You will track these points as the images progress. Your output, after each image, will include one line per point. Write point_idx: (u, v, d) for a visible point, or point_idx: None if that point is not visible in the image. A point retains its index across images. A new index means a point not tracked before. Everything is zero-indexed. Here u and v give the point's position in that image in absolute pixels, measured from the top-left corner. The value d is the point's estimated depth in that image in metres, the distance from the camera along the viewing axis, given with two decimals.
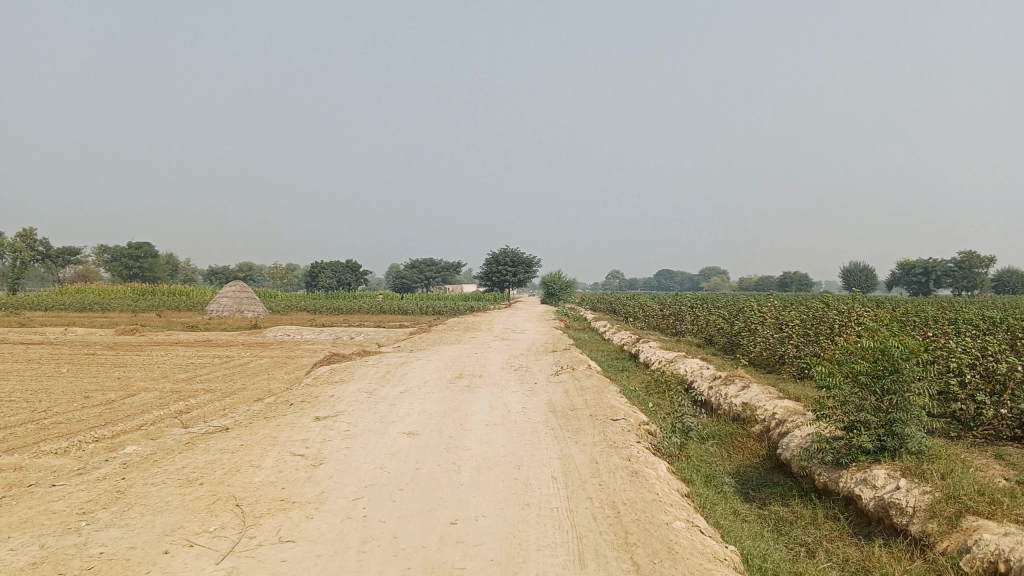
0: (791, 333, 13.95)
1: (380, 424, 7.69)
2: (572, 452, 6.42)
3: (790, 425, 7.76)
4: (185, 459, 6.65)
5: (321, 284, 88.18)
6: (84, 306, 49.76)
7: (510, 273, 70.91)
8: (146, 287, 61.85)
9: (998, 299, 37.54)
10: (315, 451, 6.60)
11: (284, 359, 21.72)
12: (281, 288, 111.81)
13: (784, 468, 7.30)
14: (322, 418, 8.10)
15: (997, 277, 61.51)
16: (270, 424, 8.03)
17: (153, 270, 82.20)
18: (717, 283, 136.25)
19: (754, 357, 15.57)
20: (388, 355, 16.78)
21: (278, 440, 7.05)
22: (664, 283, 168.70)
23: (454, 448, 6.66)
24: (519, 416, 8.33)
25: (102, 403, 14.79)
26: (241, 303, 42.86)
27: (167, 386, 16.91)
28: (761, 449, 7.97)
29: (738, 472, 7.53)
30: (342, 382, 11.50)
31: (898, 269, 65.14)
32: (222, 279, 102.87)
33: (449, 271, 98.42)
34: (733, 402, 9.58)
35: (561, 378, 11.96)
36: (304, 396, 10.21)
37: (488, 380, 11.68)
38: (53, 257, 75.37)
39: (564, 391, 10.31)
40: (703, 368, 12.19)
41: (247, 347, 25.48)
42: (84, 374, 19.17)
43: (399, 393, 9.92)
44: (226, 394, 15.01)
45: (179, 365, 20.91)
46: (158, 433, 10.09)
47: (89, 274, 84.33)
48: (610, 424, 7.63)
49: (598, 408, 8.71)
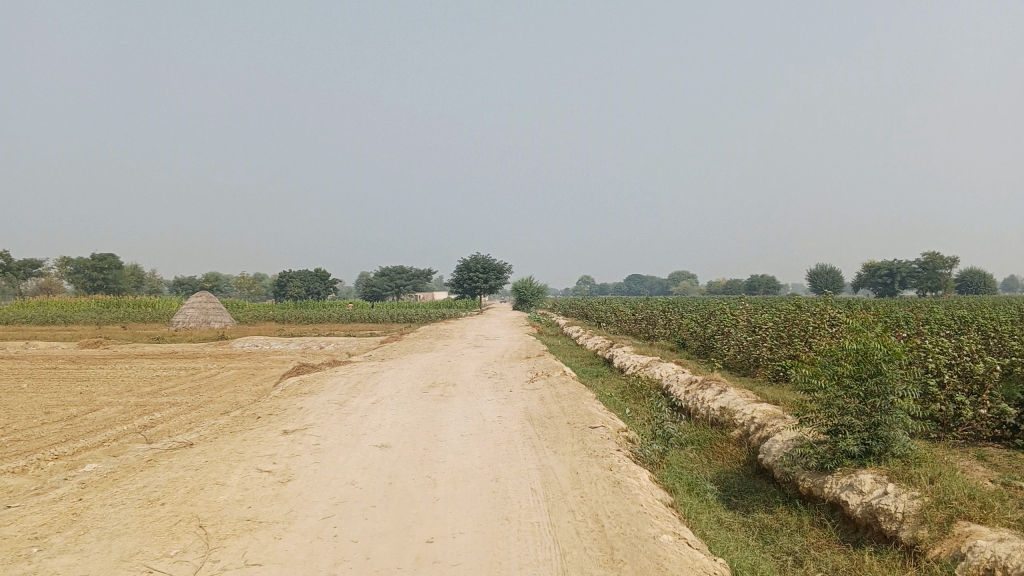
0: (765, 335, 13.90)
1: (351, 437, 7.44)
2: (552, 462, 6.22)
3: (770, 430, 7.63)
4: (146, 477, 6.35)
5: (290, 293, 87.36)
6: (46, 319, 48.74)
7: (481, 279, 70.68)
8: (110, 299, 60.79)
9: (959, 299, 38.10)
10: (283, 467, 6.34)
11: (252, 370, 21.30)
12: (249, 297, 110.68)
13: (766, 474, 7.16)
14: (291, 431, 7.83)
15: (960, 277, 62.52)
16: (236, 438, 7.73)
17: (118, 282, 80.87)
18: (686, 287, 137.17)
19: (728, 361, 15.52)
20: (359, 365, 16.49)
21: (244, 456, 6.77)
22: (633, 287, 169.54)
23: (429, 460, 6.43)
24: (495, 425, 8.13)
25: (63, 419, 14.34)
26: (208, 314, 42.19)
27: (131, 400, 16.48)
28: (742, 454, 7.83)
29: (719, 478, 7.37)
30: (311, 393, 11.20)
31: (864, 271, 65.94)
32: (189, 290, 101.59)
33: (419, 279, 98.05)
34: (711, 407, 9.44)
35: (536, 385, 11.76)
36: (273, 409, 9.92)
37: (462, 389, 11.45)
38: (14, 270, 73.87)
39: (539, 399, 10.12)
40: (679, 372, 12.07)
41: (214, 359, 25.00)
42: (45, 388, 18.63)
43: (371, 404, 9.66)
44: (192, 407, 14.63)
45: (144, 378, 20.42)
46: (119, 450, 9.73)
47: (51, 287, 82.81)
48: (588, 431, 7.45)
49: (575, 415, 8.53)
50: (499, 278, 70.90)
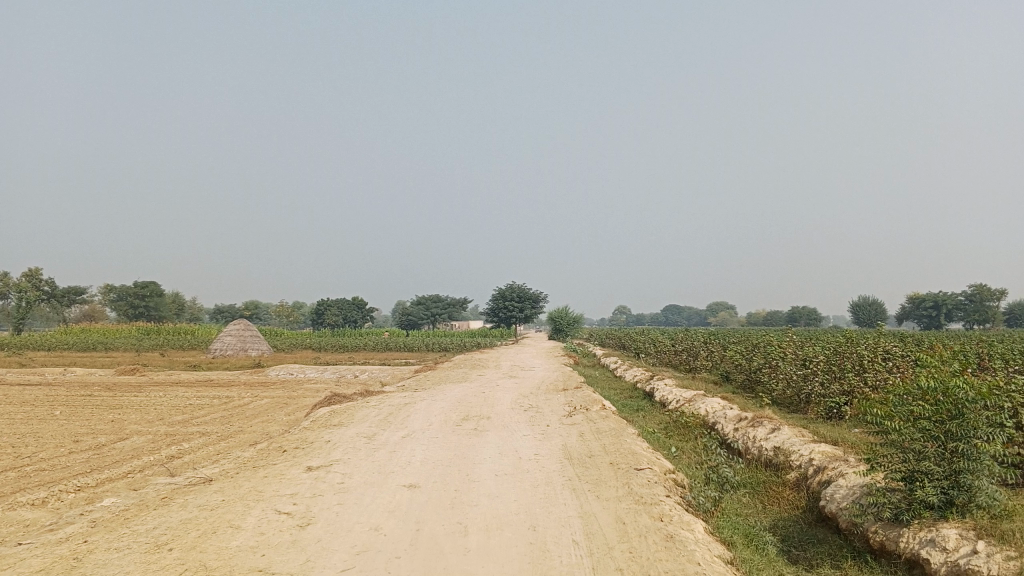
0: (816, 370, 13.18)
1: (378, 475, 6.96)
2: (594, 509, 5.67)
3: (833, 474, 7.02)
4: (158, 518, 5.92)
5: (327, 322, 87.66)
6: (88, 346, 49.20)
7: (517, 309, 70.22)
8: (151, 326, 61.98)
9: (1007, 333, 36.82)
10: (303, 508, 5.88)
11: (285, 399, 20.95)
12: (287, 325, 111.59)
13: (829, 523, 6.54)
14: (315, 467, 7.36)
15: (1010, 310, 60.67)
16: (258, 474, 7.29)
17: (158, 310, 81.76)
18: (724, 318, 135.64)
19: (776, 397, 14.77)
20: (393, 395, 16.03)
21: (263, 495, 6.32)
22: (671, 318, 167.90)
23: (460, 503, 5.94)
24: (532, 464, 7.60)
25: (91, 448, 14.04)
26: (245, 342, 42.21)
27: (161, 429, 16.20)
28: (800, 500, 7.22)
29: (777, 527, 6.77)
30: (340, 425, 10.75)
31: (908, 303, 64.33)
32: (227, 317, 102.78)
33: (455, 308, 98.08)
34: (764, 446, 8.84)
35: (575, 419, 11.19)
36: (299, 442, 9.48)
37: (497, 423, 10.93)
38: (59, 298, 74.95)
39: (578, 435, 9.55)
40: (726, 408, 11.44)
41: (247, 388, 24.75)
42: (76, 416, 18.42)
43: (400, 439, 9.18)
44: (221, 437, 14.25)
45: (177, 406, 20.15)
46: (141, 483, 9.33)
47: (94, 313, 84.14)
48: (634, 474, 6.88)
49: (618, 455, 7.96)
50: (534, 308, 70.35)
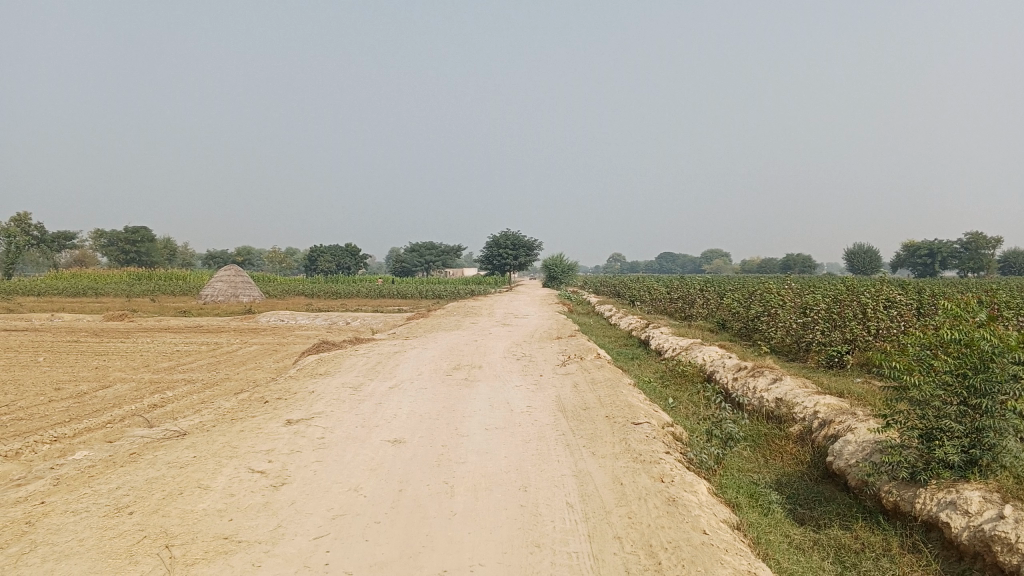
0: (816, 319, 12.79)
1: (361, 430, 6.57)
2: (590, 467, 5.29)
3: (841, 428, 6.68)
4: (123, 477, 5.52)
5: (320, 268, 87.24)
6: (79, 291, 48.75)
7: (511, 256, 69.76)
8: (143, 271, 61.47)
9: (995, 281, 36.80)
10: (279, 467, 5.49)
11: (274, 346, 20.57)
12: (280, 271, 111.17)
13: (836, 480, 6.22)
14: (295, 421, 6.96)
15: (1004, 258, 60.47)
16: (233, 428, 6.89)
17: (151, 255, 81.10)
18: (718, 266, 135.50)
19: (774, 345, 14.40)
20: (382, 343, 15.66)
21: (237, 452, 5.91)
22: (665, 266, 167.76)
23: (446, 461, 5.55)
24: (524, 417, 7.22)
25: (72, 396, 13.67)
26: (237, 288, 41.73)
27: (146, 376, 15.83)
28: (805, 455, 6.90)
29: (780, 484, 6.45)
30: (327, 374, 10.34)
31: (903, 251, 64.07)
32: (220, 263, 102.34)
33: (449, 255, 97.77)
34: (765, 398, 8.52)
35: (569, 369, 10.84)
36: (282, 392, 9.09)
37: (489, 372, 10.56)
38: (49, 243, 73.99)
39: (573, 386, 9.17)
40: (725, 357, 11.10)
41: (237, 334, 24.36)
42: (60, 363, 18.00)
43: (387, 390, 8.80)
44: (207, 385, 13.88)
45: (163, 353, 19.76)
46: (117, 435, 8.94)
47: (85, 258, 83.33)
48: (632, 428, 6.49)
49: (614, 407, 7.57)
50: (529, 254, 69.83)
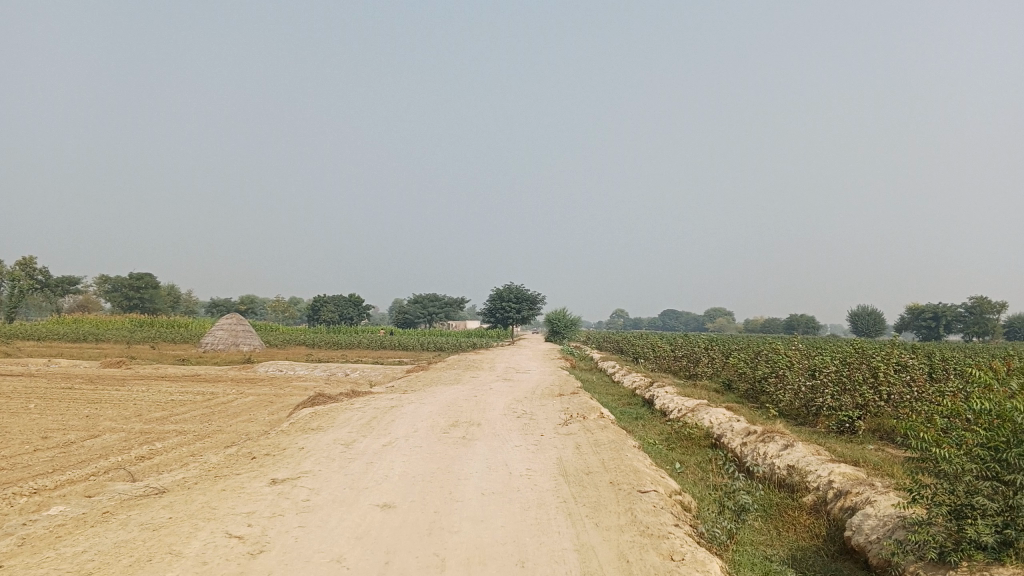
0: (826, 382, 12.39)
1: (349, 492, 6.19)
2: (593, 541, 4.92)
3: (860, 500, 6.29)
4: (92, 539, 5.14)
5: (323, 318, 87.04)
6: (78, 336, 48.35)
7: (514, 310, 69.42)
8: (144, 318, 61.22)
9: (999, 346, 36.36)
10: (258, 532, 5.11)
11: (270, 397, 20.14)
12: (282, 320, 110.86)
13: (855, 557, 5.82)
14: (280, 481, 6.58)
15: (1009, 322, 60.00)
16: (214, 486, 6.51)
17: (154, 302, 80.90)
18: (722, 325, 135.09)
19: (782, 408, 13.98)
20: (379, 397, 15.26)
21: (215, 514, 5.53)
22: (668, 323, 167.24)
23: (438, 530, 5.17)
24: (523, 481, 6.84)
25: (58, 446, 13.24)
26: (237, 337, 41.37)
27: (136, 426, 15.42)
28: (820, 528, 6.51)
29: (796, 559, 6.05)
30: (319, 429, 9.96)
31: (907, 314, 63.67)
32: (222, 311, 102.14)
33: (452, 308, 97.58)
34: (776, 465, 8.13)
35: (571, 429, 10.45)
36: (271, 447, 8.71)
37: (488, 431, 10.18)
38: (52, 288, 73.85)
39: (575, 447, 8.78)
40: (732, 420, 10.71)
41: (233, 384, 23.94)
42: (51, 411, 17.57)
43: (380, 448, 8.41)
44: (198, 437, 13.45)
45: (157, 402, 19.34)
46: (96, 489, 8.54)
47: (88, 304, 83.23)
48: (638, 497, 6.11)
49: (618, 472, 7.20)
50: (532, 309, 69.47)
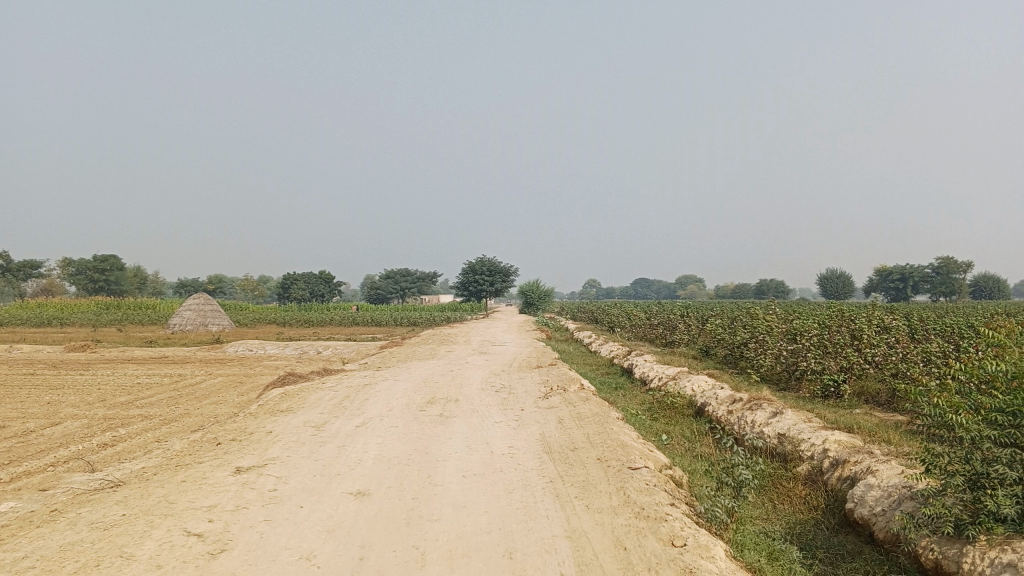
0: (808, 346, 12.12)
1: (320, 480, 5.76)
2: (585, 526, 4.54)
3: (859, 470, 5.99)
4: (36, 542, 4.67)
5: (293, 296, 85.97)
6: (41, 321, 47.11)
7: (487, 282, 68.96)
8: (109, 300, 59.91)
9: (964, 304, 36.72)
10: (220, 528, 4.67)
11: (240, 378, 19.55)
12: (252, 298, 109.57)
13: (858, 531, 5.52)
14: (245, 469, 6.14)
15: (975, 282, 60.70)
16: (174, 477, 6.06)
17: (119, 284, 79.30)
18: (693, 291, 136.08)
19: (762, 373, 13.73)
20: (352, 374, 14.80)
21: (173, 509, 5.08)
22: (640, 292, 167.90)
23: (418, 519, 4.77)
24: (505, 461, 6.45)
25: (16, 435, 12.64)
26: (205, 317, 40.56)
27: (99, 412, 14.82)
28: (818, 500, 6.20)
29: (795, 533, 5.74)
30: (289, 411, 9.49)
31: (876, 276, 64.17)
32: (190, 291, 100.63)
33: (425, 283, 97.04)
34: (767, 433, 7.83)
35: (551, 402, 10.08)
36: (237, 432, 8.24)
37: (465, 407, 9.79)
38: (14, 272, 71.97)
39: (557, 422, 8.40)
40: (716, 387, 10.40)
41: (201, 365, 23.33)
42: (9, 398, 16.88)
43: (353, 429, 7.97)
44: (164, 422, 12.92)
45: (122, 386, 18.71)
46: (52, 482, 8.03)
47: (52, 288, 81.56)
48: (629, 475, 5.75)
49: (605, 448, 6.84)
50: (504, 281, 69.05)
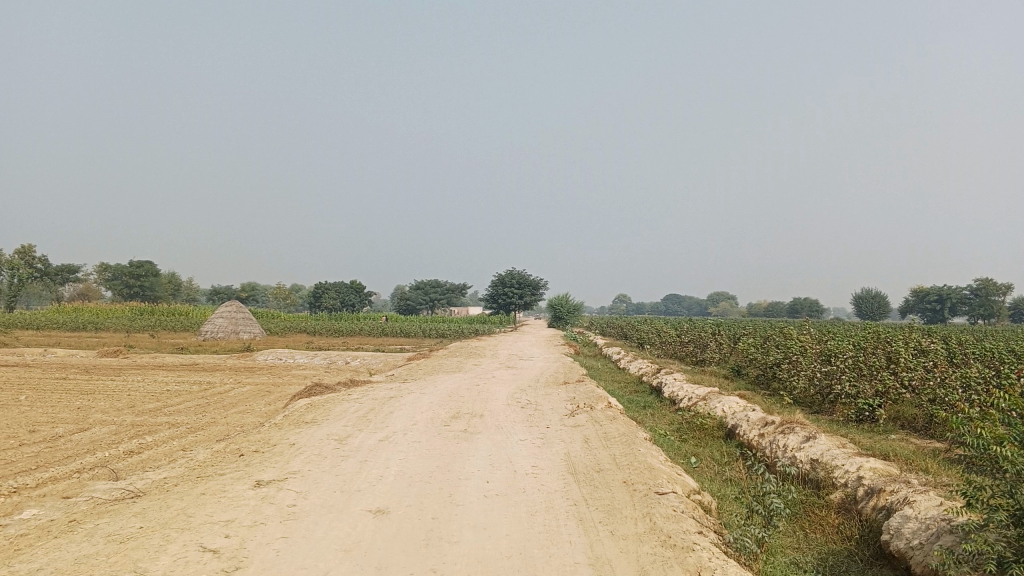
0: (843, 368, 11.84)
1: (340, 496, 5.67)
2: (609, 553, 4.40)
3: (896, 500, 5.77)
4: (52, 553, 4.63)
5: (324, 305, 86.49)
6: (77, 326, 47.79)
7: (517, 295, 68.83)
8: (144, 306, 60.69)
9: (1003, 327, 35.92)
10: (236, 545, 4.59)
11: (268, 387, 19.59)
12: (283, 307, 110.48)
13: (894, 564, 5.31)
14: (265, 483, 6.07)
15: (1015, 305, 59.41)
16: (194, 489, 6.00)
17: (154, 290, 80.33)
18: (724, 309, 134.87)
19: (795, 395, 13.44)
20: (378, 386, 14.74)
21: (190, 523, 5.02)
22: (671, 308, 166.79)
23: (437, 540, 4.65)
24: (529, 481, 6.32)
25: (46, 440, 12.73)
26: (237, 324, 40.88)
27: (128, 418, 14.90)
28: (852, 530, 5.99)
29: (827, 565, 5.54)
30: (313, 423, 9.43)
31: (912, 297, 63.07)
32: (223, 299, 101.68)
33: (455, 295, 97.17)
34: (799, 459, 7.60)
35: (578, 420, 9.93)
36: (261, 443, 8.19)
37: (491, 423, 9.67)
38: (52, 276, 73.21)
39: (583, 441, 8.25)
40: (747, 409, 10.17)
41: (231, 373, 23.46)
42: (41, 402, 17.05)
43: (376, 444, 7.88)
44: (191, 430, 12.94)
45: (152, 392, 18.84)
46: (76, 489, 8.03)
47: (89, 293, 82.83)
48: (656, 500, 5.59)
49: (631, 470, 6.67)
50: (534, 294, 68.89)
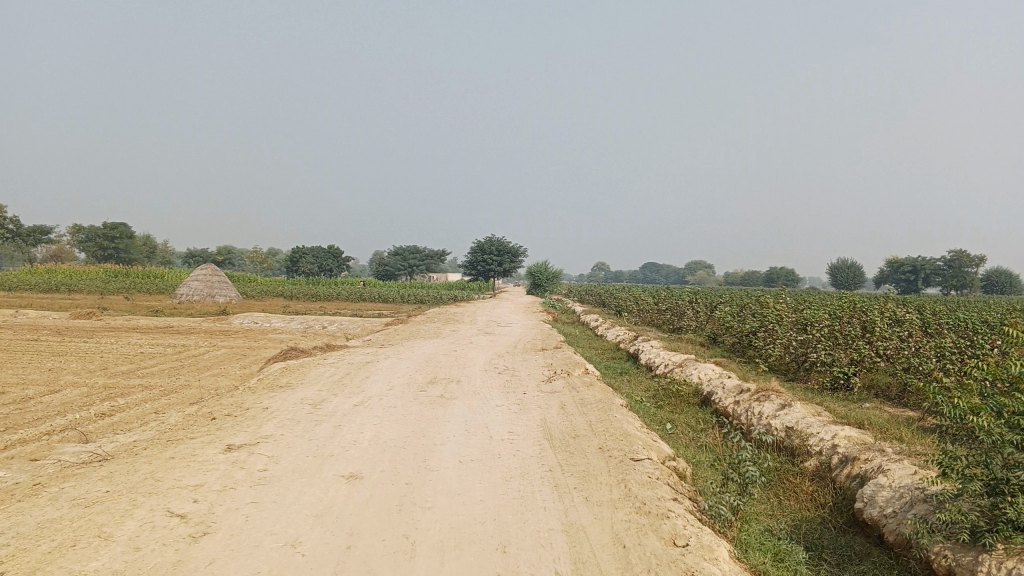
0: (818, 337, 11.86)
1: (312, 461, 5.58)
2: (584, 520, 4.35)
3: (870, 468, 5.77)
4: (14, 518, 4.51)
5: (301, 270, 85.87)
6: (50, 287, 47.10)
7: (496, 262, 68.66)
8: (118, 268, 59.89)
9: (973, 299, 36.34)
10: (204, 510, 4.49)
11: (244, 351, 19.40)
12: (261, 270, 109.66)
13: (867, 532, 5.33)
14: (236, 447, 5.96)
15: (987, 277, 60.12)
16: (163, 453, 5.89)
17: (129, 252, 79.27)
18: (701, 278, 135.56)
19: (771, 363, 13.49)
20: (354, 351, 14.63)
21: (158, 488, 4.91)
22: (649, 276, 167.40)
23: (410, 506, 4.59)
24: (504, 447, 6.26)
25: (15, 402, 12.52)
26: (212, 288, 40.47)
27: (100, 381, 14.70)
28: (826, 497, 6.00)
29: (801, 532, 5.55)
30: (287, 387, 9.31)
31: (887, 267, 63.63)
32: (199, 261, 100.67)
33: (434, 260, 96.80)
34: (775, 426, 7.60)
35: (554, 386, 9.90)
36: (233, 407, 8.08)
37: (467, 389, 9.61)
38: (24, 237, 72.01)
39: (559, 407, 8.22)
40: (723, 376, 10.17)
41: (206, 336, 23.22)
42: (10, 364, 16.78)
43: (350, 409, 7.79)
44: (164, 393, 12.78)
45: (125, 355, 18.60)
46: (44, 452, 7.88)
47: (62, 254, 81.64)
48: (632, 466, 5.55)
49: (607, 436, 6.64)
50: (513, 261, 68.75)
